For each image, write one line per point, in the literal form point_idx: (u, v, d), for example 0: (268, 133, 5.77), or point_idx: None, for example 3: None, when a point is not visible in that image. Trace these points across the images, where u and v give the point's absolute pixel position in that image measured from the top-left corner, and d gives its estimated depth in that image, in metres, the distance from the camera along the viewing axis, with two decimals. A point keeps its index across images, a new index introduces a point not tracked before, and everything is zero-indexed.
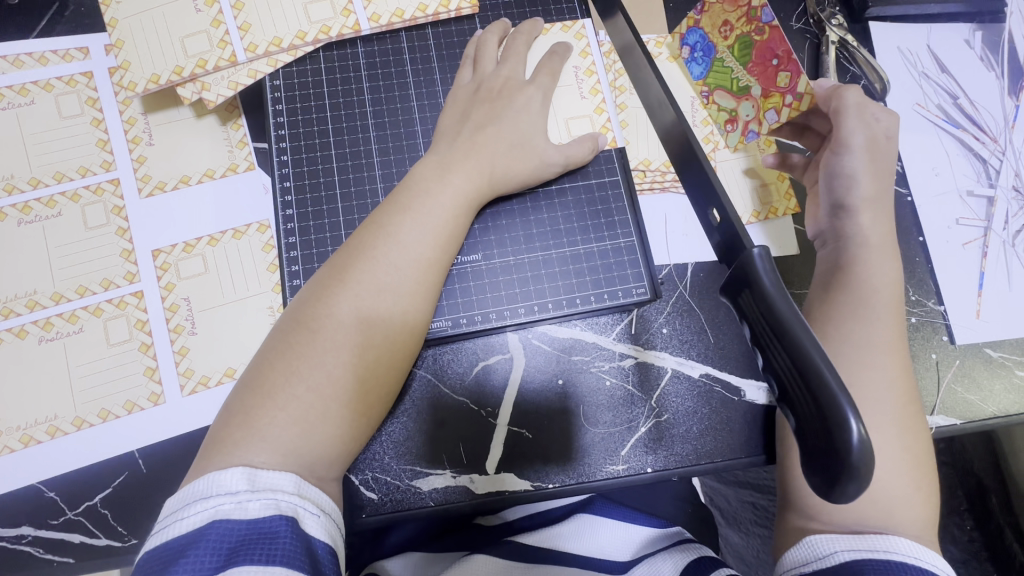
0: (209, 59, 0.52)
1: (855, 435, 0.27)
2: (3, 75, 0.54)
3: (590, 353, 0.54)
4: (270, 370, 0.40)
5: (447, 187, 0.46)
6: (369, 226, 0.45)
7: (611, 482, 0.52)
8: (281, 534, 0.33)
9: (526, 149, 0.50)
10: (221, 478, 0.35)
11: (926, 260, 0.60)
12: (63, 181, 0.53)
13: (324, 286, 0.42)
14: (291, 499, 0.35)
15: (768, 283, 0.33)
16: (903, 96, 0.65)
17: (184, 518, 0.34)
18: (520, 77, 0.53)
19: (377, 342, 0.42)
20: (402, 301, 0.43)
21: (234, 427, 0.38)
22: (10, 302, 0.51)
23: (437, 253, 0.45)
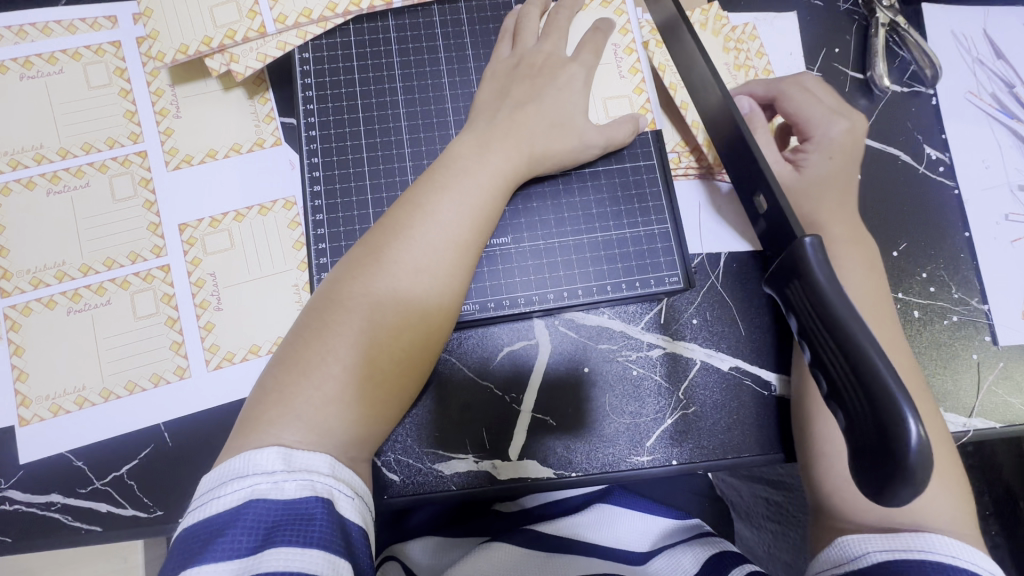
0: (238, 29, 0.51)
1: (913, 435, 0.26)
2: (31, 43, 0.54)
3: (617, 342, 0.53)
4: (304, 350, 0.39)
5: (485, 166, 0.45)
6: (404, 205, 0.44)
7: (636, 473, 0.51)
8: (317, 515, 0.33)
9: (565, 129, 0.48)
10: (257, 457, 0.35)
11: (972, 257, 0.58)
12: (91, 152, 0.53)
13: (358, 266, 0.41)
14: (326, 481, 0.35)
15: (820, 274, 0.31)
16: (955, 83, 0.61)
17: (221, 497, 0.33)
18: (562, 53, 0.51)
19: (413, 325, 0.41)
20: (437, 281, 0.42)
21: (268, 406, 0.37)
22: (39, 273, 0.51)
23: (471, 234, 0.43)
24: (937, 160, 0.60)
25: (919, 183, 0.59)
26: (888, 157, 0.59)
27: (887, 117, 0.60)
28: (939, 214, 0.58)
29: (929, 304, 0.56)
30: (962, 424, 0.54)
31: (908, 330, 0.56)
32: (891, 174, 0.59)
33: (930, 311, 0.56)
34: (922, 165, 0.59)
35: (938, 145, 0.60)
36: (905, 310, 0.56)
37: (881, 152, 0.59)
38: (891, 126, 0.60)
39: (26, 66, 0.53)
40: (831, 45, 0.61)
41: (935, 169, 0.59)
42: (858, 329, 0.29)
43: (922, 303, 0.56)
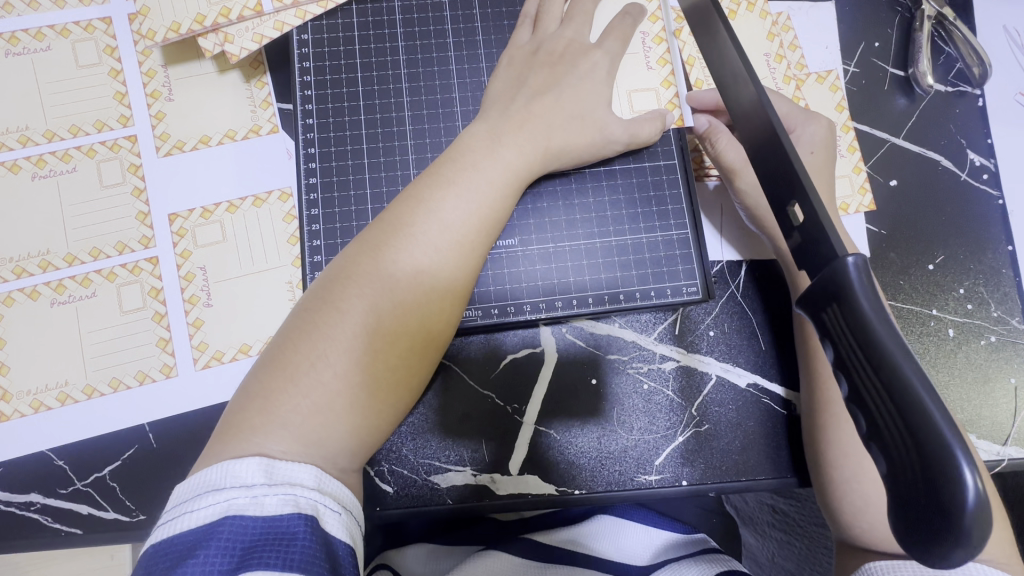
0: (233, 7, 0.47)
1: (970, 489, 0.23)
2: (18, 18, 0.51)
3: (629, 353, 0.50)
4: (291, 351, 0.35)
5: (497, 161, 0.42)
6: (405, 199, 0.40)
7: (643, 492, 0.48)
8: (299, 536, 0.29)
9: (584, 123, 0.45)
10: (236, 468, 0.31)
11: (1014, 273, 0.53)
12: (79, 135, 0.50)
13: (355, 263, 0.38)
14: (311, 496, 0.31)
15: (863, 299, 0.27)
16: (1005, 83, 0.57)
17: (194, 511, 0.30)
18: (584, 40, 0.47)
19: (412, 329, 0.37)
20: (440, 284, 0.38)
21: (252, 411, 0.33)
22: (23, 261, 0.48)
23: (480, 233, 0.40)
24: (981, 167, 0.55)
25: (961, 191, 0.55)
26: (927, 163, 0.55)
27: (929, 119, 0.56)
28: (981, 226, 0.54)
29: (965, 322, 0.52)
30: (995, 453, 0.51)
31: (941, 350, 0.52)
32: (930, 182, 0.55)
33: (966, 330, 0.52)
34: (965, 172, 0.55)
35: (983, 151, 0.55)
36: (939, 328, 0.52)
37: (920, 157, 0.55)
38: (932, 129, 0.55)
39: (12, 42, 0.51)
40: (870, 39, 0.57)
41: (978, 177, 0.55)
42: (906, 364, 0.25)
43: (957, 321, 0.52)
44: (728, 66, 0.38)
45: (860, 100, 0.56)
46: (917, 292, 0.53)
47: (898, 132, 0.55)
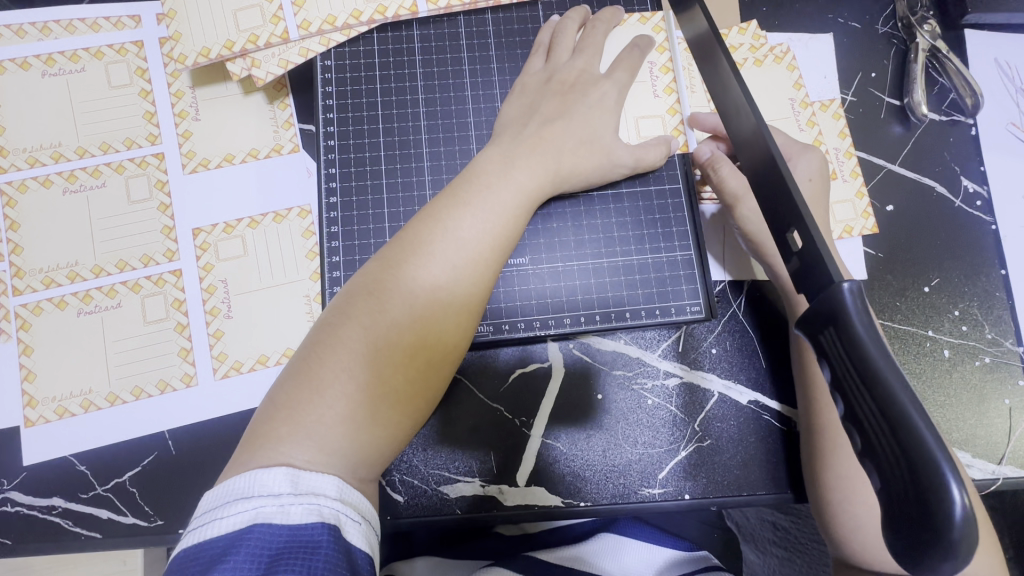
0: (261, 34, 0.50)
1: (957, 504, 0.24)
2: (55, 40, 0.53)
3: (633, 369, 0.52)
4: (314, 364, 0.37)
5: (510, 183, 0.44)
6: (423, 219, 0.42)
7: (646, 505, 0.49)
8: (322, 545, 0.31)
9: (593, 147, 0.47)
10: (264, 477, 0.32)
11: (1007, 295, 0.55)
12: (109, 152, 0.53)
13: (376, 280, 0.39)
14: (334, 505, 0.33)
15: (859, 323, 0.29)
16: (996, 113, 0.59)
17: (224, 518, 0.31)
18: (594, 70, 0.49)
19: (430, 343, 0.39)
20: (456, 301, 0.40)
21: (278, 421, 0.35)
22: (52, 272, 0.50)
23: (494, 252, 0.42)
24: (974, 194, 0.57)
25: (955, 217, 0.57)
26: (922, 188, 0.57)
27: (924, 146, 0.58)
28: (975, 250, 0.56)
29: (960, 343, 0.54)
30: (990, 472, 0.52)
31: (936, 370, 0.53)
32: (925, 208, 0.57)
33: (961, 351, 0.54)
34: (959, 198, 0.57)
35: (976, 177, 0.58)
36: (934, 349, 0.54)
37: (916, 183, 0.57)
38: (927, 156, 0.58)
39: (49, 63, 0.53)
40: (867, 70, 0.59)
41: (971, 203, 0.57)
42: (898, 384, 0.27)
43: (953, 342, 0.54)
44: (731, 100, 0.40)
45: (857, 128, 0.58)
46: (914, 313, 0.54)
47: (895, 159, 0.58)
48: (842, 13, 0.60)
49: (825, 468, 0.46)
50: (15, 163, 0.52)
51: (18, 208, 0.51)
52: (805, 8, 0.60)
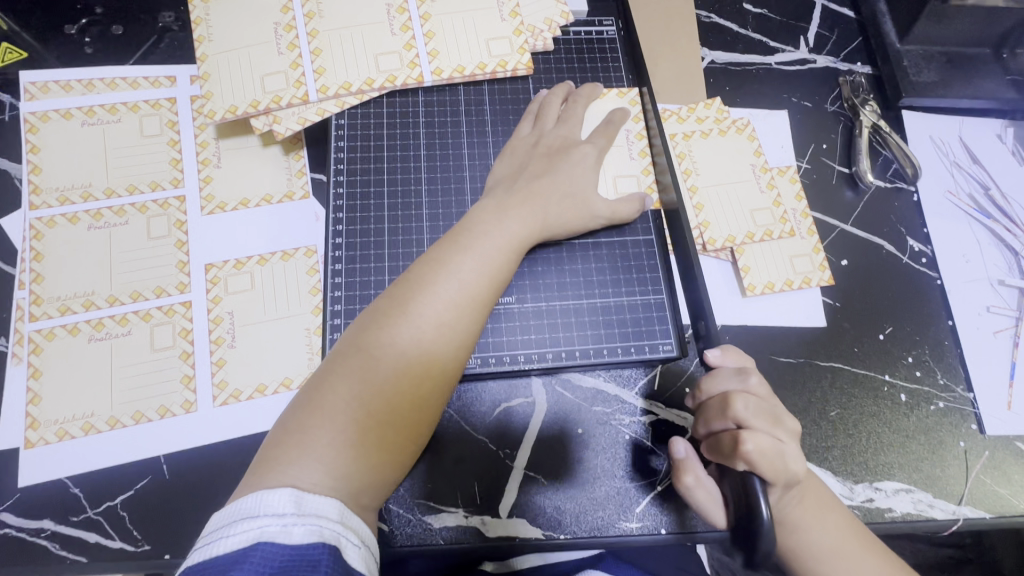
0: (284, 96, 0.56)
1: None
2: (97, 95, 0.60)
3: (612, 405, 0.55)
4: (325, 390, 0.40)
5: (502, 231, 0.49)
6: (427, 261, 0.46)
7: (624, 539, 0.51)
8: (323, 562, 0.32)
9: (576, 201, 0.53)
10: (269, 498, 0.35)
11: (955, 345, 0.60)
12: (135, 193, 0.58)
13: (384, 315, 0.43)
14: (335, 528, 0.35)
15: None
16: (934, 183, 0.66)
17: (230, 536, 0.33)
18: (576, 137, 0.56)
19: (434, 374, 0.43)
20: (458, 335, 0.44)
21: (289, 445, 0.38)
22: (69, 301, 0.54)
23: (485, 291, 0.46)
24: (920, 253, 0.63)
25: (904, 272, 0.62)
26: (872, 247, 0.63)
27: (872, 210, 0.65)
28: (924, 304, 0.61)
29: (915, 389, 0.58)
30: (952, 512, 0.54)
31: (895, 413, 0.57)
32: (876, 264, 0.63)
33: (916, 396, 0.58)
34: (906, 256, 0.63)
35: (921, 238, 0.64)
36: (892, 393, 0.58)
37: (867, 241, 0.63)
38: (876, 218, 0.64)
39: (89, 114, 0.59)
40: (819, 142, 0.67)
41: (918, 261, 0.63)
42: None
43: (908, 388, 0.58)
44: None
45: (813, 191, 0.65)
46: (871, 360, 0.59)
47: (847, 220, 0.64)
48: (795, 93, 0.69)
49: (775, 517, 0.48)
50: (47, 201, 0.56)
51: (43, 241, 0.55)
52: (762, 89, 0.69)
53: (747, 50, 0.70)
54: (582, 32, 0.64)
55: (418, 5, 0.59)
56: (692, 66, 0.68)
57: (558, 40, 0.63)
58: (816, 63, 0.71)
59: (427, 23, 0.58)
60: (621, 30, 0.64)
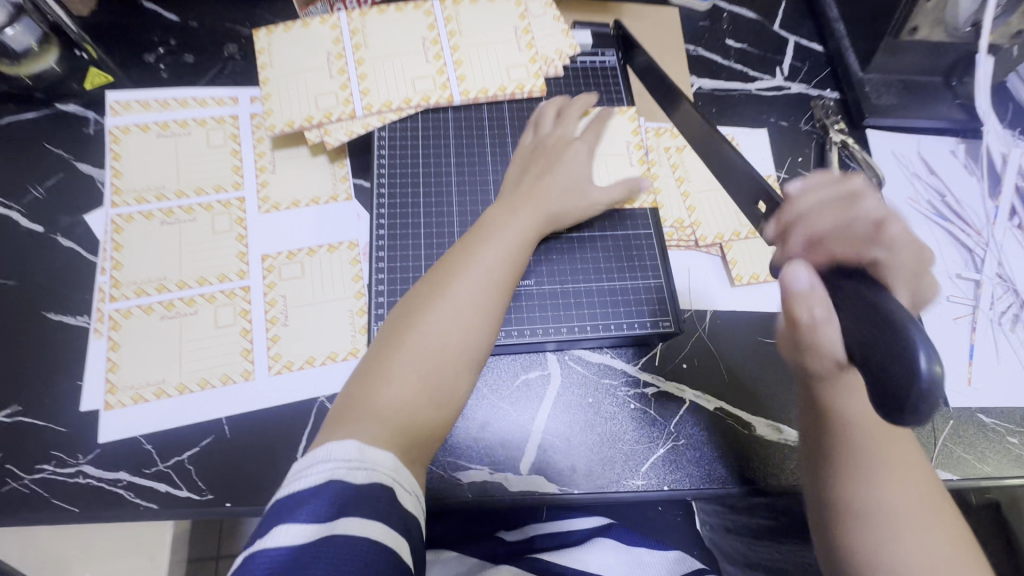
0: (334, 112, 0.66)
1: (924, 364, 0.32)
2: (171, 112, 0.69)
3: (619, 378, 0.62)
4: (383, 358, 0.48)
5: (519, 222, 0.57)
6: (457, 252, 0.55)
7: (632, 494, 0.57)
8: (381, 500, 0.39)
9: (576, 195, 0.61)
10: (338, 447, 0.41)
11: (921, 330, 0.68)
12: (202, 194, 0.66)
13: (426, 296, 0.51)
14: (389, 474, 0.41)
15: None
16: (897, 190, 0.75)
17: (307, 475, 0.39)
18: (568, 135, 0.65)
19: (473, 341, 0.50)
20: (490, 308, 0.52)
21: (356, 402, 0.46)
22: (144, 284, 0.61)
23: (509, 272, 0.54)
24: None
25: None
26: None
27: None
28: None
29: None
30: None
31: None
32: None
33: None
34: None
35: None
36: None
37: None
38: None
39: (164, 128, 0.69)
40: (795, 155, 0.77)
41: None
42: None
43: None
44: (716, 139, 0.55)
45: None
46: None
47: None
48: (773, 114, 0.79)
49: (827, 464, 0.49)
50: (126, 201, 0.65)
51: (123, 234, 0.63)
52: (744, 111, 0.79)
53: (730, 78, 0.81)
54: (588, 61, 0.74)
55: (448, 38, 0.69)
56: (683, 91, 0.78)
57: (567, 67, 0.73)
58: (790, 89, 0.81)
59: (456, 53, 0.69)
60: (621, 60, 0.74)
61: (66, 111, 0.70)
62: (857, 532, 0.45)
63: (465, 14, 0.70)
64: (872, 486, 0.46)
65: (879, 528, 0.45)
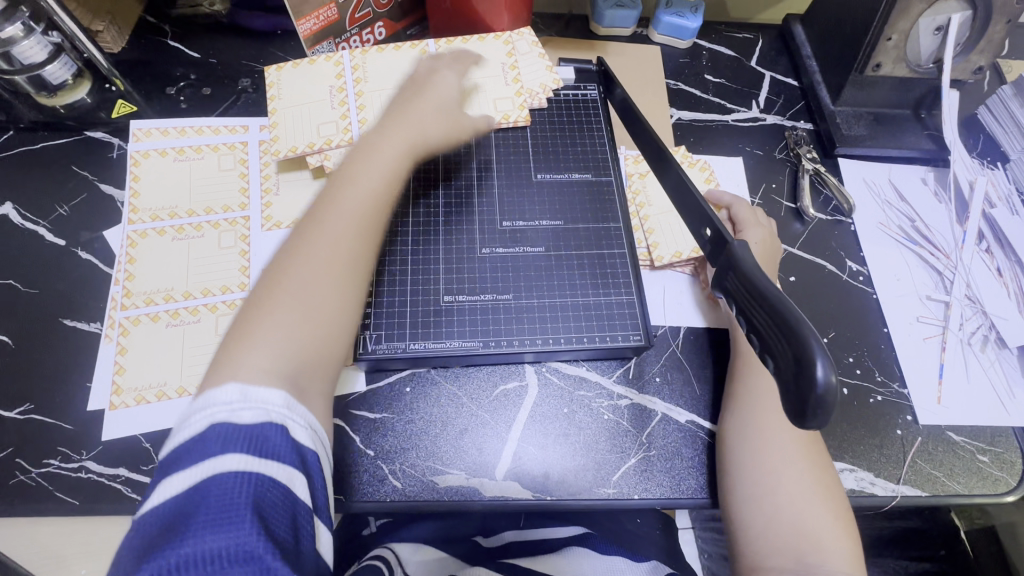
0: (334, 139, 0.72)
1: (821, 373, 0.32)
2: (188, 139, 0.76)
3: (594, 390, 0.65)
4: (270, 282, 0.51)
5: (385, 149, 0.63)
6: (336, 183, 0.59)
7: (603, 502, 0.59)
8: (273, 434, 0.42)
9: (445, 113, 0.69)
10: (218, 394, 0.43)
11: (891, 348, 0.70)
12: (211, 214, 0.72)
13: (308, 219, 0.56)
14: (280, 411, 0.44)
15: (750, 268, 0.41)
16: (869, 216, 0.79)
17: (188, 424, 0.42)
18: (421, 70, 0.72)
19: (359, 254, 0.55)
20: (370, 214, 0.58)
21: (238, 333, 0.49)
22: (153, 294, 0.66)
23: (386, 188, 0.60)
24: (857, 272, 0.75)
25: (844, 288, 0.73)
26: (817, 266, 0.75)
27: (815, 236, 0.77)
28: (862, 313, 0.72)
29: (856, 384, 0.67)
30: (892, 490, 0.62)
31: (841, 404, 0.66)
32: (819, 280, 0.74)
33: (857, 390, 0.67)
34: (845, 274, 0.74)
35: (858, 260, 0.76)
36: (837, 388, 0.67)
37: (812, 261, 0.75)
38: (818, 243, 0.76)
39: (180, 152, 0.75)
40: (769, 182, 0.81)
41: (856, 279, 0.74)
42: (780, 302, 0.37)
43: (850, 383, 0.67)
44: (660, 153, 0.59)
45: None
46: None
47: (794, 244, 0.76)
48: (749, 143, 0.84)
49: (728, 420, 0.60)
50: (141, 218, 0.70)
51: (137, 248, 0.69)
52: (721, 141, 0.84)
53: (708, 110, 0.86)
54: (571, 94, 0.80)
55: None
56: (662, 121, 0.84)
57: (551, 99, 0.79)
58: (766, 120, 0.86)
59: None
60: (601, 93, 0.80)
61: (93, 137, 0.77)
62: (749, 480, 0.55)
63: (457, 52, 0.77)
64: (766, 440, 0.57)
65: (768, 472, 0.55)
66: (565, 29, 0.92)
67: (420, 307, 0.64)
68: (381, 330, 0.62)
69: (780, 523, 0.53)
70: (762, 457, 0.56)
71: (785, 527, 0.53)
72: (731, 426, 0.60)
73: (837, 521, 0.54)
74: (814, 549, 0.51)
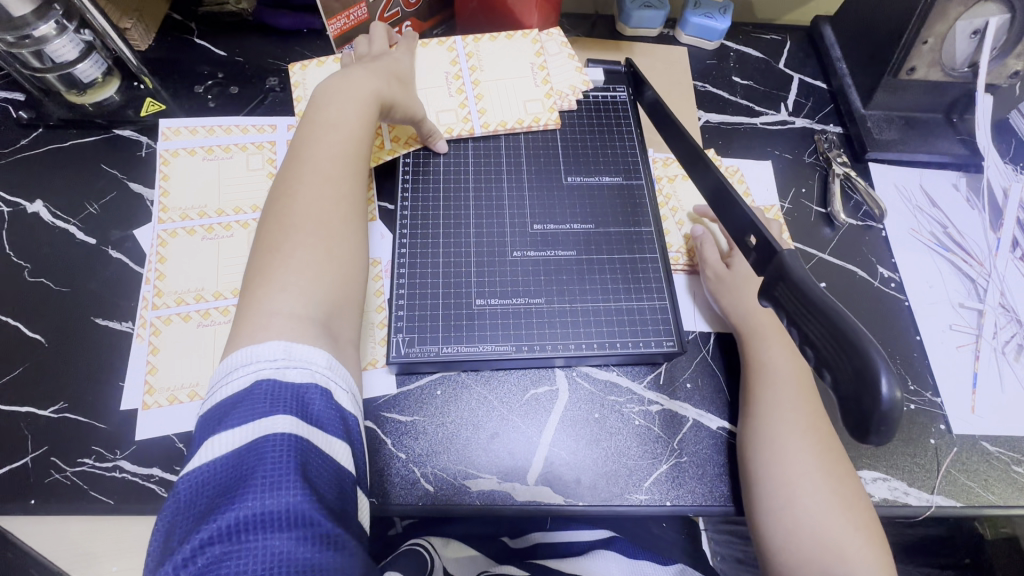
0: None
1: (884, 391, 0.32)
2: (216, 138, 0.76)
3: (624, 395, 0.65)
4: (273, 234, 0.53)
5: (356, 86, 0.63)
6: (306, 130, 0.60)
7: (635, 508, 0.59)
8: (316, 396, 0.44)
9: (400, 70, 0.70)
10: (260, 351, 0.44)
11: (924, 356, 0.69)
12: (240, 213, 0.72)
13: (289, 169, 0.57)
14: (324, 371, 0.46)
15: (801, 277, 0.40)
16: (899, 222, 0.78)
17: (231, 380, 0.43)
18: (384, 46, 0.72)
19: (347, 189, 0.57)
20: (348, 152, 0.59)
21: (255, 288, 0.50)
22: (183, 294, 0.66)
23: (364, 125, 0.62)
24: (888, 278, 0.74)
25: (876, 294, 0.73)
26: (847, 272, 0.74)
27: (846, 242, 0.76)
28: (894, 320, 0.71)
29: None
30: (926, 500, 0.61)
31: None
32: (849, 286, 0.73)
33: None
34: (877, 280, 0.74)
35: (889, 266, 0.75)
36: None
37: (842, 267, 0.74)
38: (849, 249, 0.76)
39: (209, 151, 0.75)
40: (798, 186, 0.80)
41: (887, 285, 0.73)
42: (836, 314, 0.36)
43: None
44: (693, 154, 0.58)
45: (796, 226, 0.77)
46: None
47: (825, 249, 0.76)
48: (778, 147, 0.83)
49: (747, 428, 0.59)
50: (171, 217, 0.70)
51: (167, 247, 0.69)
52: (750, 144, 0.83)
53: (736, 113, 0.85)
54: (599, 96, 0.79)
55: (470, 73, 0.75)
56: (690, 124, 0.83)
57: (581, 102, 0.78)
58: (794, 124, 0.85)
59: (477, 87, 0.75)
60: (631, 95, 0.79)
61: (122, 136, 0.77)
62: (773, 491, 0.55)
63: (486, 51, 0.76)
64: (789, 450, 0.56)
65: (792, 483, 0.55)
66: (591, 29, 0.92)
67: (452, 310, 0.64)
68: (412, 335, 0.62)
69: (805, 533, 0.53)
70: (784, 467, 0.56)
71: (810, 537, 0.53)
72: (748, 433, 0.59)
73: (865, 533, 0.53)
74: (840, 562, 0.52)
